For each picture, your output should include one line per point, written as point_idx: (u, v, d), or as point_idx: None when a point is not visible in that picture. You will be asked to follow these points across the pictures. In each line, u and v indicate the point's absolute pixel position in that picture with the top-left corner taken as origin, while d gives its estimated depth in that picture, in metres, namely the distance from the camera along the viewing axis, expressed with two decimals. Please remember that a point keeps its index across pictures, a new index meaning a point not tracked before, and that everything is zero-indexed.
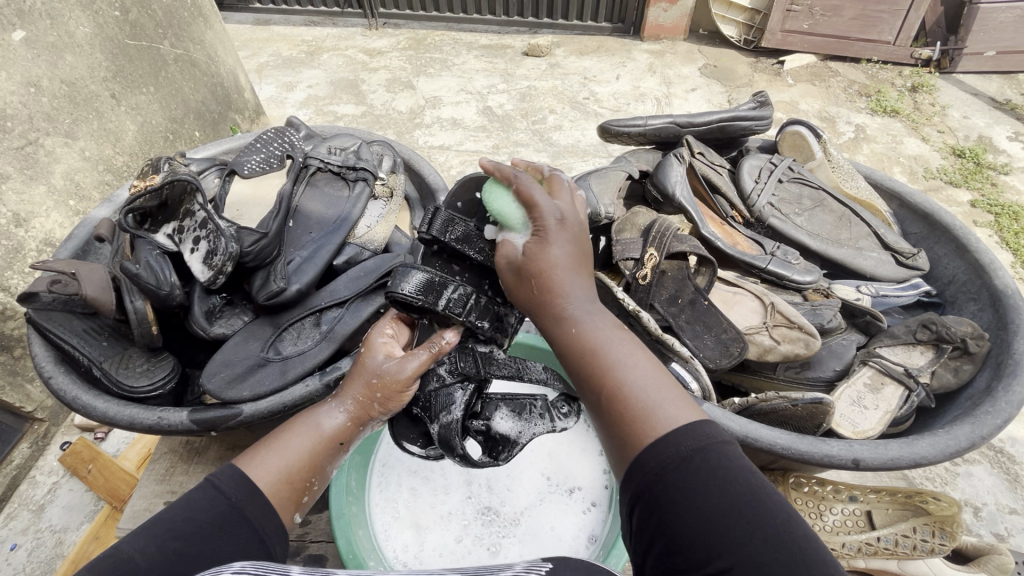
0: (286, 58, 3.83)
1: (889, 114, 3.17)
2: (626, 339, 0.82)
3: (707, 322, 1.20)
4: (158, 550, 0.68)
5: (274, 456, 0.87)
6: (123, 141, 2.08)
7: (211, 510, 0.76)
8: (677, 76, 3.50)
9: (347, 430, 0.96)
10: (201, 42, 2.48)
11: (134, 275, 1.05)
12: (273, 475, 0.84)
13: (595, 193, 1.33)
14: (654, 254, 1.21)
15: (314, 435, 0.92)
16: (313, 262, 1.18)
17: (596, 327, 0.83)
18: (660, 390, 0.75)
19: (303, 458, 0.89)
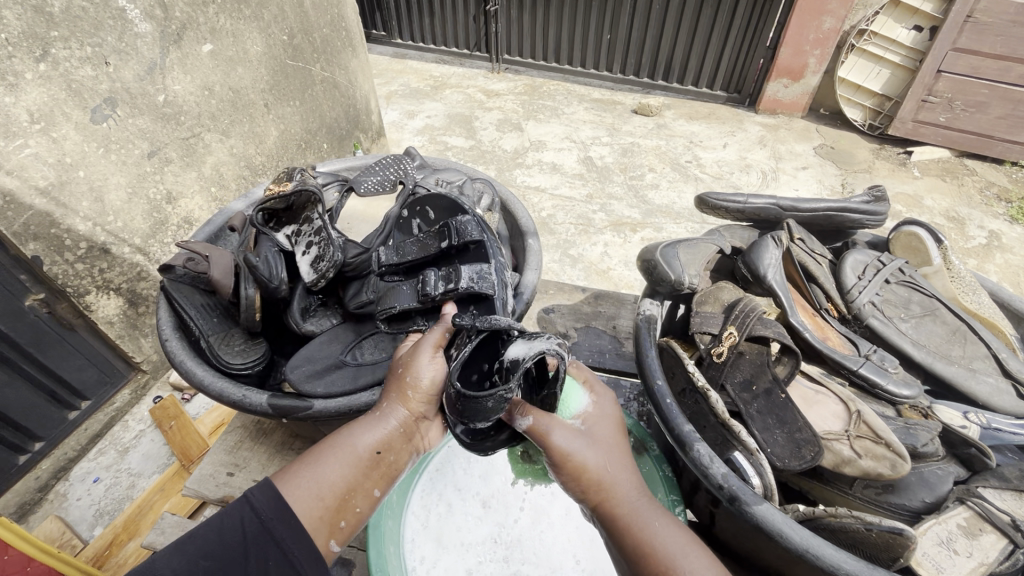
0: (414, 89, 4.20)
1: None
2: (664, 527, 0.81)
3: (779, 417, 1.09)
4: (188, 572, 0.72)
5: (310, 475, 0.84)
6: (264, 144, 2.37)
7: (242, 531, 0.77)
8: (790, 153, 3.39)
9: (387, 440, 0.92)
10: (345, 69, 2.80)
11: (252, 265, 1.18)
12: (309, 495, 0.82)
13: (682, 263, 1.31)
14: (733, 333, 1.15)
15: (350, 451, 0.89)
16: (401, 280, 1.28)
17: (637, 517, 0.82)
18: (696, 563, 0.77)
19: (340, 481, 0.85)
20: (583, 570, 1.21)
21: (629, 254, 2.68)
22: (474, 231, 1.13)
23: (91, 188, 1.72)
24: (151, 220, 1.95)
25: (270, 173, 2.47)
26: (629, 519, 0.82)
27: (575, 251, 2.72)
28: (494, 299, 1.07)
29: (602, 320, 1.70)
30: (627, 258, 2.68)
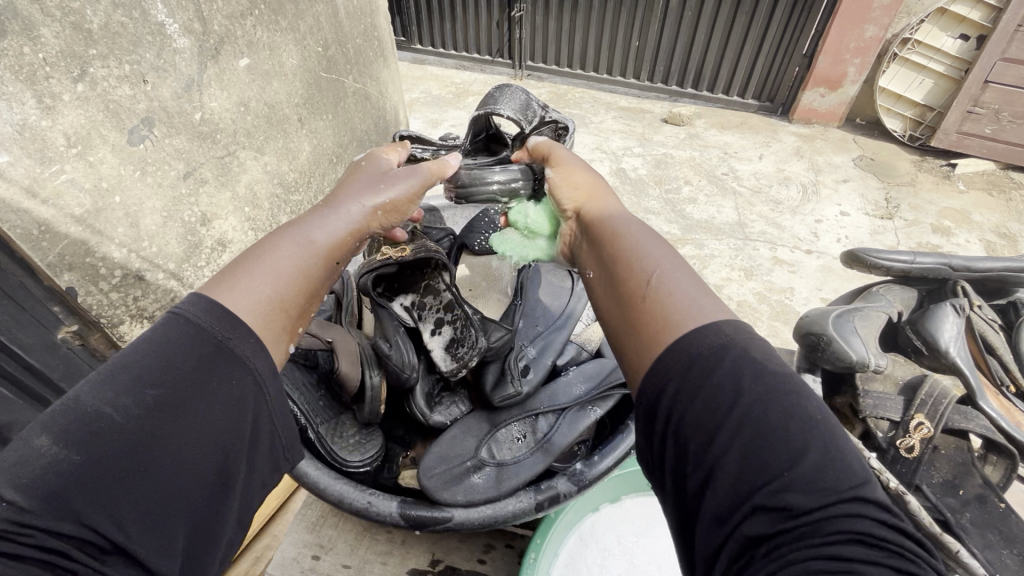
0: (436, 97, 4.10)
1: None
2: (670, 261, 0.81)
3: (1005, 529, 1.32)
4: (131, 402, 0.65)
5: (261, 273, 0.82)
6: (297, 160, 2.28)
7: (188, 347, 0.70)
8: (828, 165, 3.29)
9: (334, 247, 0.94)
10: (376, 79, 2.70)
11: (386, 355, 1.16)
12: (257, 301, 0.78)
13: (861, 340, 1.48)
14: (926, 426, 1.39)
15: (309, 246, 0.90)
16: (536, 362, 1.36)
17: (643, 254, 0.84)
18: (698, 295, 0.75)
19: (301, 270, 0.86)
20: None
21: None
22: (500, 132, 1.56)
23: (127, 213, 1.60)
24: (186, 244, 1.85)
25: (302, 189, 2.37)
26: (612, 230, 0.94)
27: None
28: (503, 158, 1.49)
29: None
30: None
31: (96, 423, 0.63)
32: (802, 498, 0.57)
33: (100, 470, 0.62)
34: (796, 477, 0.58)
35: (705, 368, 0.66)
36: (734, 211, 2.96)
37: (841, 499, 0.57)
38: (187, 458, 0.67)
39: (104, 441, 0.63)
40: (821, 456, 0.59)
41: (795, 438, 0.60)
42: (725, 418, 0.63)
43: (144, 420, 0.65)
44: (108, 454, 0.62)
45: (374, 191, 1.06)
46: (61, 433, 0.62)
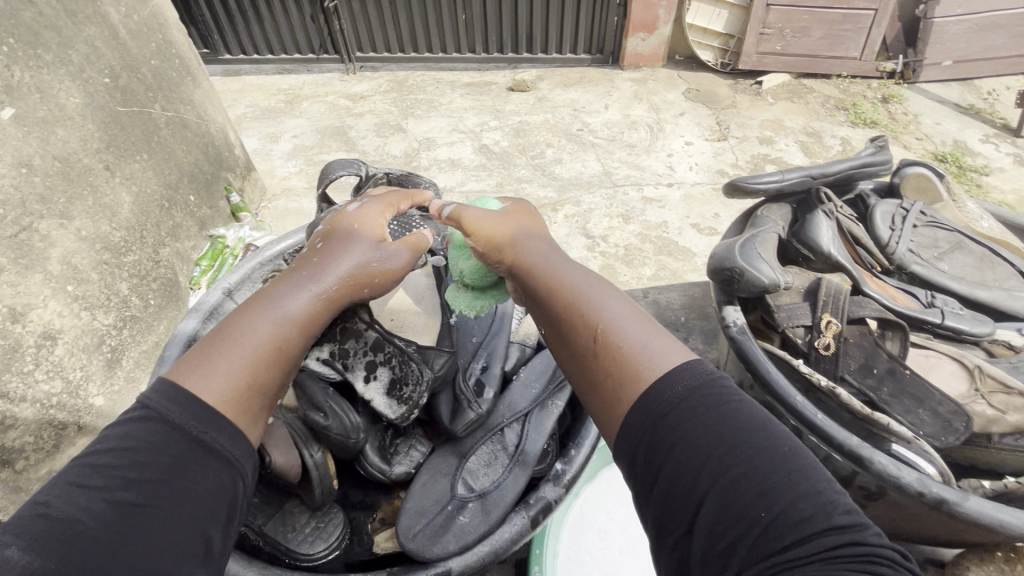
0: (264, 109, 3.70)
1: (869, 125, 3.33)
2: (612, 311, 0.82)
3: (916, 395, 1.32)
4: (104, 505, 0.62)
5: (225, 352, 0.76)
6: (119, 215, 1.92)
7: (163, 447, 0.67)
8: (664, 103, 3.57)
9: (310, 313, 0.87)
10: (190, 102, 2.35)
11: (324, 423, 1.00)
12: (217, 382, 0.73)
13: (764, 262, 1.32)
14: (833, 321, 1.38)
15: (285, 318, 0.83)
16: (492, 374, 1.25)
17: (578, 308, 0.84)
18: (652, 343, 0.77)
19: (271, 341, 0.80)
20: None
21: (561, 236, 2.65)
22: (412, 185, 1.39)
23: None
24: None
25: (135, 245, 2.01)
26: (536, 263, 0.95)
27: None
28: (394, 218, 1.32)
29: None
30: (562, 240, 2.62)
31: (68, 533, 0.59)
32: (792, 542, 0.56)
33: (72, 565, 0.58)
34: (764, 517, 0.59)
35: (691, 421, 0.66)
36: (597, 163, 3.11)
37: (835, 525, 0.57)
38: (173, 533, 0.64)
39: (81, 547, 0.59)
40: (795, 468, 0.62)
41: (773, 473, 0.61)
42: (700, 467, 0.64)
43: (119, 516, 0.62)
44: (75, 554, 0.59)
45: (362, 246, 0.98)
46: (34, 541, 0.58)
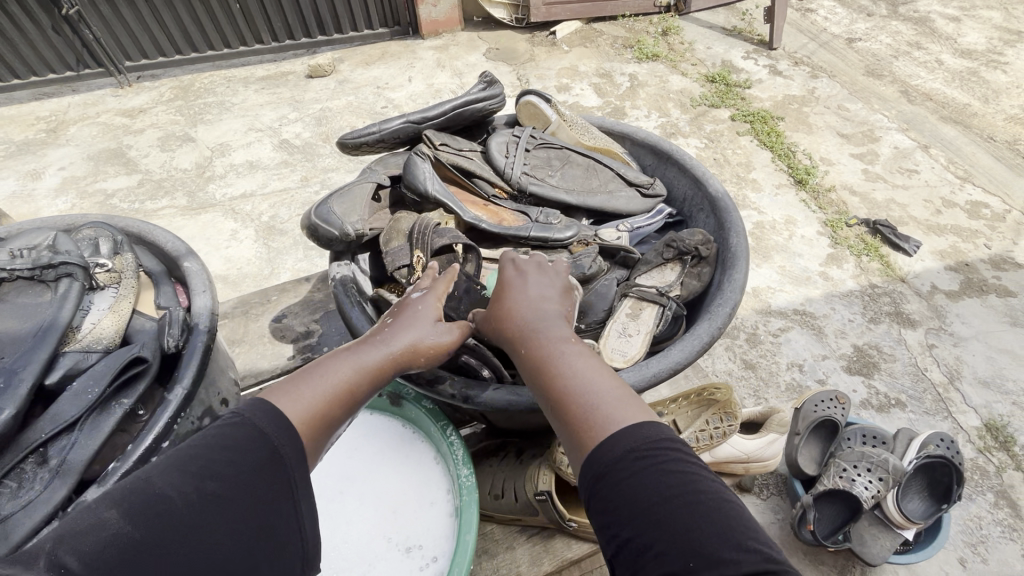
0: (22, 143, 3.19)
1: (652, 60, 3.55)
2: (577, 357, 0.72)
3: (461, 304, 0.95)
4: (192, 489, 0.55)
5: (315, 375, 0.71)
6: None
7: (249, 455, 0.61)
8: (467, 66, 3.59)
9: (385, 368, 0.76)
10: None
11: None
12: (301, 407, 0.68)
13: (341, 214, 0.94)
14: (420, 257, 0.91)
15: (354, 368, 0.74)
16: (10, 394, 0.58)
17: (545, 344, 0.74)
18: (612, 391, 0.67)
19: (336, 389, 0.71)
20: (392, 541, 0.91)
21: None
22: None
23: None
24: None
25: None
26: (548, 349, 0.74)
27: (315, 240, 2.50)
28: None
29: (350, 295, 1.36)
30: None
31: (155, 505, 0.53)
32: None
33: (135, 548, 0.49)
34: None
35: (621, 480, 0.59)
36: None
37: None
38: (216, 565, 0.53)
39: (167, 513, 0.53)
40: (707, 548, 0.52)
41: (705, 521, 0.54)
42: (618, 499, 0.58)
43: (200, 507, 0.55)
44: (162, 538, 0.51)
45: (422, 322, 0.80)
46: (133, 508, 0.52)
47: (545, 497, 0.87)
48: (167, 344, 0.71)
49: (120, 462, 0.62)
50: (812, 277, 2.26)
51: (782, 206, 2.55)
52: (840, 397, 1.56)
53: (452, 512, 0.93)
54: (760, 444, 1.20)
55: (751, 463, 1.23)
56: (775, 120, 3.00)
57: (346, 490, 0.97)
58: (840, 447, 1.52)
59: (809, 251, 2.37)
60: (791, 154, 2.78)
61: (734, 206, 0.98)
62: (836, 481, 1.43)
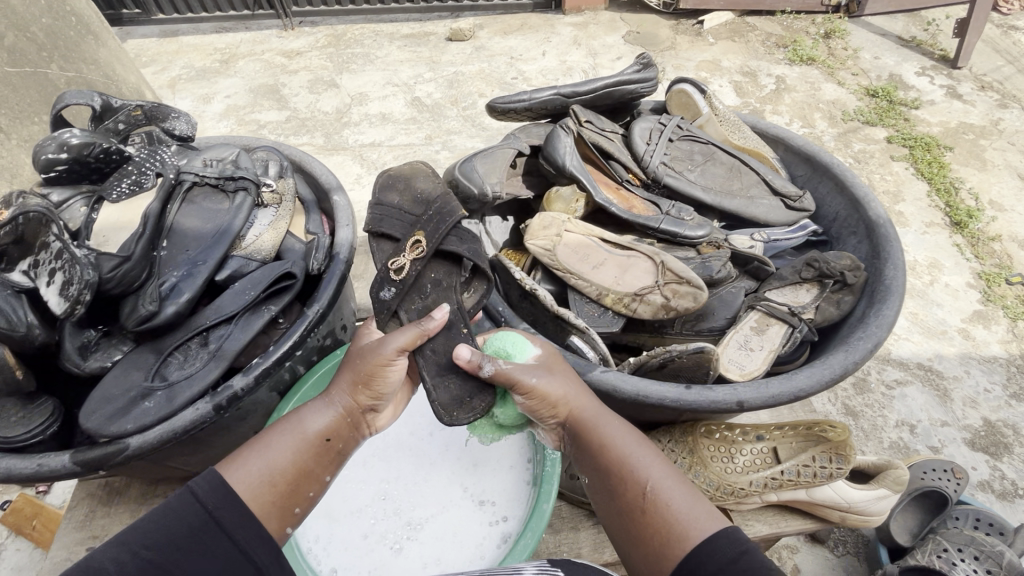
0: (199, 70, 3.61)
1: (807, 63, 3.20)
2: (634, 440, 0.60)
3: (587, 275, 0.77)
4: (132, 557, 0.52)
5: (262, 456, 0.62)
6: (20, 178, 1.83)
7: (180, 522, 0.54)
8: (602, 48, 3.48)
9: (338, 425, 0.67)
10: (93, 62, 2.10)
11: None
12: (260, 482, 0.60)
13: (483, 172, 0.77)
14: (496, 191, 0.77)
15: (300, 446, 0.64)
16: (193, 279, 0.66)
17: (608, 438, 0.59)
18: (687, 498, 0.55)
19: (284, 477, 0.62)
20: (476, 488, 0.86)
21: None
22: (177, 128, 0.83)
23: None
24: None
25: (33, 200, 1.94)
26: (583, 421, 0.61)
27: None
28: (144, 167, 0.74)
29: None
30: None
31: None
32: None
33: None
34: None
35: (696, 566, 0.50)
36: None
37: None
38: None
39: None
40: None
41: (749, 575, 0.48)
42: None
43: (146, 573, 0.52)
44: None
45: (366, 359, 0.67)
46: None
47: None
48: (312, 264, 0.76)
49: (265, 358, 0.67)
50: (948, 333, 1.98)
51: (929, 248, 2.25)
52: (957, 472, 1.38)
53: (530, 480, 0.86)
54: (871, 497, 0.72)
55: (852, 515, 0.73)
56: (943, 148, 2.63)
57: (435, 433, 0.93)
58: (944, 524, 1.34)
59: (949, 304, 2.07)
60: (953, 191, 2.43)
61: (901, 236, 0.72)
62: (931, 561, 1.26)
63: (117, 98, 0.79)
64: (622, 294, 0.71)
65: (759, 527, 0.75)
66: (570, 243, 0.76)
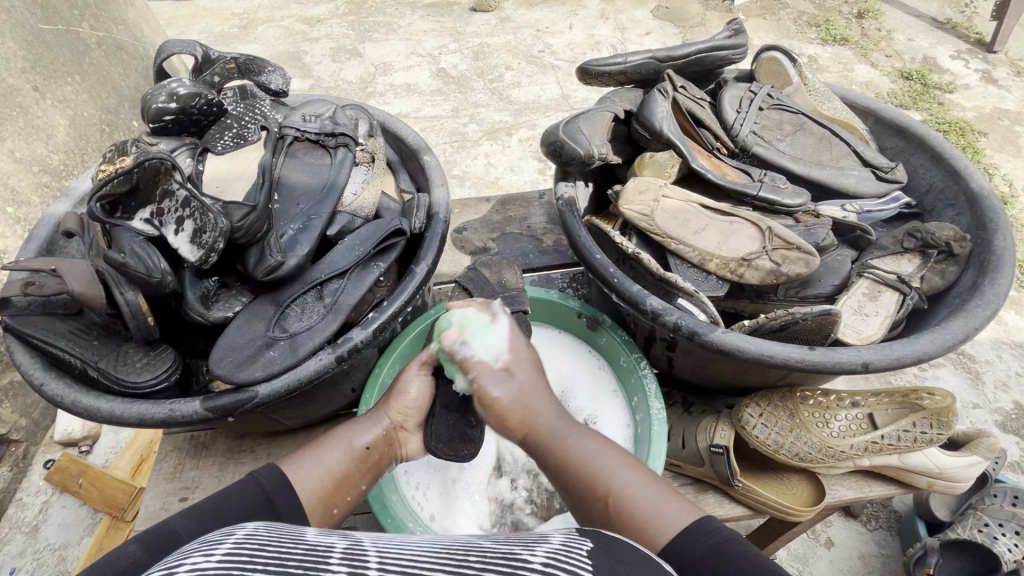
0: None
1: (839, 44, 2.49)
2: (600, 450, 0.54)
3: (698, 226, 0.74)
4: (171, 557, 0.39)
5: (312, 457, 0.55)
6: (57, 138, 1.40)
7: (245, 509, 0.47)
8: (632, 24, 2.69)
9: (388, 436, 0.60)
10: (125, 25, 1.75)
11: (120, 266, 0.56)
12: (311, 485, 0.53)
13: (585, 130, 0.78)
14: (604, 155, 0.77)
15: (346, 454, 0.57)
16: (307, 233, 0.67)
17: (562, 442, 0.55)
18: (632, 477, 0.51)
19: (330, 481, 0.55)
20: None
21: None
22: (276, 81, 0.84)
23: None
24: None
25: None
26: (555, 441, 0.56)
27: (458, 169, 2.13)
28: (259, 128, 0.74)
29: (517, 223, 1.12)
30: (515, 162, 2.15)
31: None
32: None
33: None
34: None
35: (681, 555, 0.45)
36: None
37: None
38: None
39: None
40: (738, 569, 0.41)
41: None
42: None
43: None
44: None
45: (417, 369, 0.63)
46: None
47: (720, 451, 0.72)
48: (412, 224, 0.76)
49: (378, 313, 0.67)
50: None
51: None
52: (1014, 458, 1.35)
53: (629, 437, 0.75)
54: (962, 464, 0.73)
55: (941, 481, 0.74)
56: (976, 134, 2.10)
57: None
58: (984, 500, 1.10)
59: None
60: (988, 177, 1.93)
61: (1005, 208, 0.74)
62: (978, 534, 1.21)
63: (216, 49, 0.82)
64: (728, 260, 0.72)
65: (840, 492, 0.76)
66: (669, 208, 0.75)
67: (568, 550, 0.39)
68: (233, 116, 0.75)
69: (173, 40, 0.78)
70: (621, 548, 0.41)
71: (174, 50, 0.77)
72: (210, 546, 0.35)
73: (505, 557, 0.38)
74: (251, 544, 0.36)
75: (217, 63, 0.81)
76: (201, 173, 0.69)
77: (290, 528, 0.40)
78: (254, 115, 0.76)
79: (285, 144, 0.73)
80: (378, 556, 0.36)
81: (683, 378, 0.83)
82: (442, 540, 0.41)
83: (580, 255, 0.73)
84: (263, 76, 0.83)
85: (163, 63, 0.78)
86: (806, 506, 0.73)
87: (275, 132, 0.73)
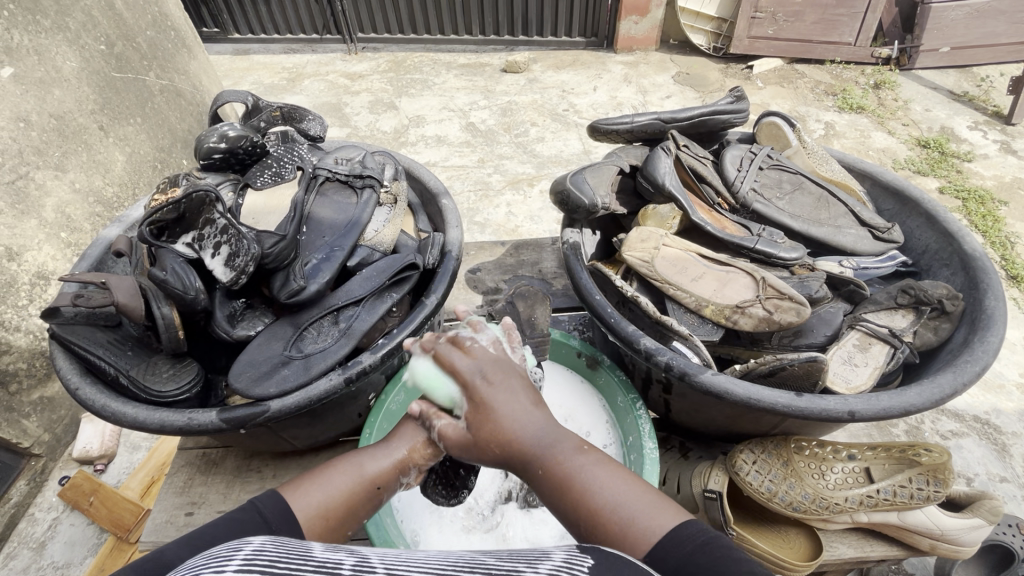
0: None
1: (856, 112, 2.56)
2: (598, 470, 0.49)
3: (693, 274, 0.78)
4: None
5: (318, 484, 0.53)
6: (113, 172, 1.54)
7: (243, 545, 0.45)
8: (653, 87, 2.82)
9: (401, 473, 0.57)
10: (186, 74, 1.93)
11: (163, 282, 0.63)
12: (314, 507, 0.51)
13: (591, 181, 0.84)
14: (606, 204, 0.83)
15: (357, 478, 0.55)
16: (329, 263, 0.73)
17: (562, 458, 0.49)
18: (638, 500, 0.47)
19: (337, 507, 0.52)
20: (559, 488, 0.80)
21: None
22: (315, 128, 0.94)
23: None
24: None
25: None
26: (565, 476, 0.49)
27: (480, 217, 2.21)
28: (296, 169, 0.82)
29: (527, 267, 1.16)
30: (535, 212, 2.23)
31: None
32: None
33: None
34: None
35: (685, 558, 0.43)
36: None
37: None
38: None
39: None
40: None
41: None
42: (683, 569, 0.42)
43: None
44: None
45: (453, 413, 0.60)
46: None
47: (714, 497, 0.73)
48: (426, 260, 0.82)
49: (388, 340, 0.72)
50: (1002, 383, 1.46)
51: None
52: None
53: None
54: (963, 526, 0.71)
55: (943, 544, 0.72)
56: (996, 202, 2.09)
57: None
58: None
59: (1017, 356, 1.53)
60: (1009, 246, 1.90)
61: (998, 270, 0.76)
62: None
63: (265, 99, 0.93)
64: (723, 306, 0.75)
65: (842, 550, 0.74)
66: (669, 256, 0.79)
67: (571, 567, 0.37)
68: (274, 157, 0.84)
69: (230, 90, 0.89)
70: (627, 567, 0.38)
71: (230, 97, 0.88)
72: (226, 560, 0.34)
73: (507, 573, 0.36)
74: (263, 559, 0.34)
75: (264, 111, 0.91)
76: (239, 204, 0.76)
77: (298, 543, 0.38)
78: (293, 156, 0.85)
79: (319, 182, 0.81)
80: (387, 570, 0.35)
81: (680, 423, 0.84)
82: (448, 555, 0.39)
83: (581, 295, 0.78)
84: (304, 123, 0.93)
85: (219, 108, 0.88)
86: (802, 560, 0.72)
87: (311, 173, 0.82)
